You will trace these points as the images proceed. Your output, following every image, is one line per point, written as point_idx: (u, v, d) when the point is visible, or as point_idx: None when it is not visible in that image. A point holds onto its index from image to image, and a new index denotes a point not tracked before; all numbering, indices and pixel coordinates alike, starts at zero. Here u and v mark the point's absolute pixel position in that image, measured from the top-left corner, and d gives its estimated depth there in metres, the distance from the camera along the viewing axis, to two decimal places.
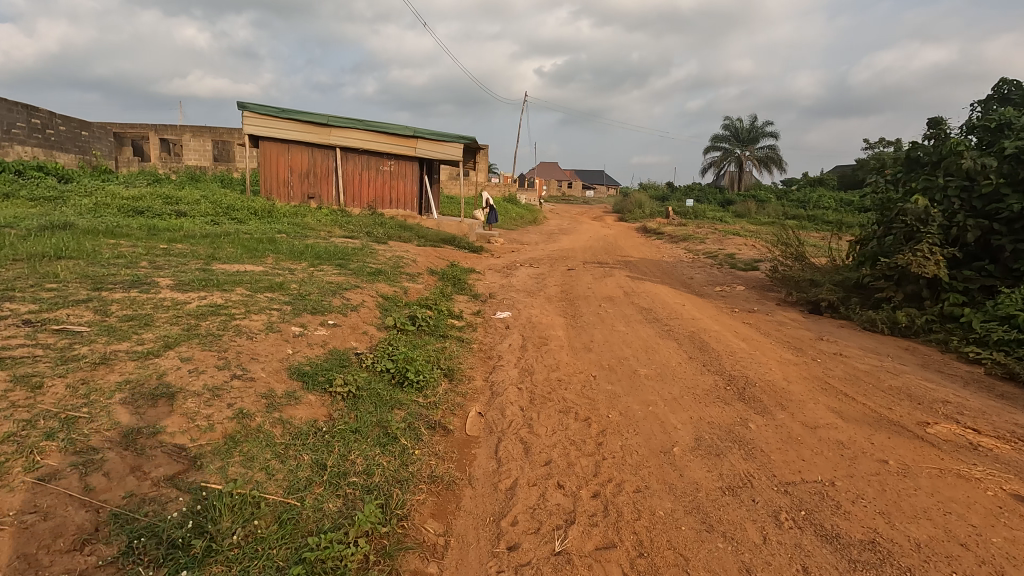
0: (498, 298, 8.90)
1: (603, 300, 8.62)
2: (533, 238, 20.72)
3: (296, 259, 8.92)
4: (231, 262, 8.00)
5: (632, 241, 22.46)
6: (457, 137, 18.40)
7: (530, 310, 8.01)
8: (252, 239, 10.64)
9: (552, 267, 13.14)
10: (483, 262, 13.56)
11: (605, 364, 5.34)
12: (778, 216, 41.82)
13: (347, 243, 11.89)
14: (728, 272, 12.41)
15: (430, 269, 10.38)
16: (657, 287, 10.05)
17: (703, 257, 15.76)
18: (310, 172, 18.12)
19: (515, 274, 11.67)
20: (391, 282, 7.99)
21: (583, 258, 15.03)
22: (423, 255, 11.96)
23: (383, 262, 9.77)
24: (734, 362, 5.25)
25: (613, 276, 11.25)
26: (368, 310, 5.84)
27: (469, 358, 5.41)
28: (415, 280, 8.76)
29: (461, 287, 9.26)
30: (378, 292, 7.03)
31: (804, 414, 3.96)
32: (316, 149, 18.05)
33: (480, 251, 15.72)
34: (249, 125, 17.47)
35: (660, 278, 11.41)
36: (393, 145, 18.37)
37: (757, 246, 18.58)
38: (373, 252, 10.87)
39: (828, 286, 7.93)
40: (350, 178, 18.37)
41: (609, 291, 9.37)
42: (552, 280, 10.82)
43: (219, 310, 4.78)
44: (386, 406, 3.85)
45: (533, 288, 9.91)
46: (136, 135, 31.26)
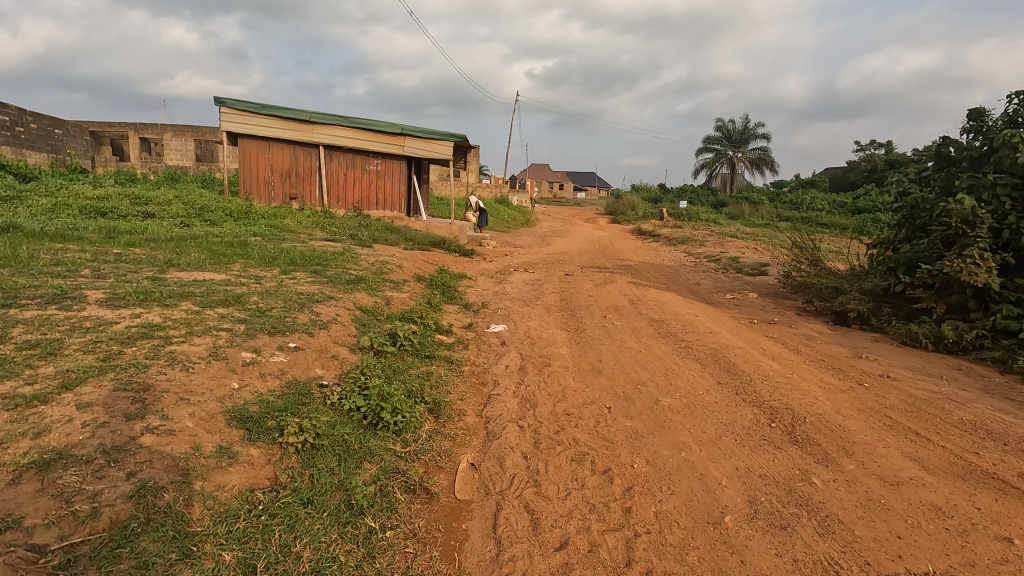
0: (491, 308, 8.08)
1: (608, 309, 7.82)
2: (527, 241, 19.96)
3: (268, 265, 8.04)
4: (191, 269, 7.10)
5: (628, 244, 21.68)
6: (446, 134, 17.57)
7: (528, 322, 7.20)
8: (223, 243, 9.73)
9: (549, 272, 12.33)
10: (474, 267, 12.74)
11: (619, 392, 4.53)
12: (772, 217, 41.46)
13: (328, 247, 11.01)
14: (735, 278, 11.66)
15: (418, 275, 9.54)
16: (664, 294, 9.27)
17: (705, 261, 15.03)
18: (292, 171, 17.21)
19: (509, 280, 10.85)
20: (372, 292, 7.12)
21: (581, 262, 14.30)
22: (410, 260, 11.11)
23: (366, 268, 8.94)
24: (770, 389, 4.46)
25: (615, 282, 10.48)
26: (341, 327, 4.99)
27: (460, 385, 4.58)
28: (400, 289, 7.91)
29: (450, 296, 8.42)
30: (356, 304, 6.18)
31: (877, 464, 3.18)
32: (298, 147, 17.14)
33: (471, 255, 14.91)
34: (226, 122, 16.52)
35: (665, 284, 10.62)
36: (380, 143, 17.49)
37: (759, 248, 17.89)
38: (356, 257, 10.00)
39: (856, 294, 7.19)
40: (335, 178, 17.47)
41: (613, 300, 8.56)
42: (550, 286, 10.03)
43: (152, 332, 3.90)
44: (353, 462, 3.01)
45: (530, 296, 9.10)
46: (115, 134, 30.11)
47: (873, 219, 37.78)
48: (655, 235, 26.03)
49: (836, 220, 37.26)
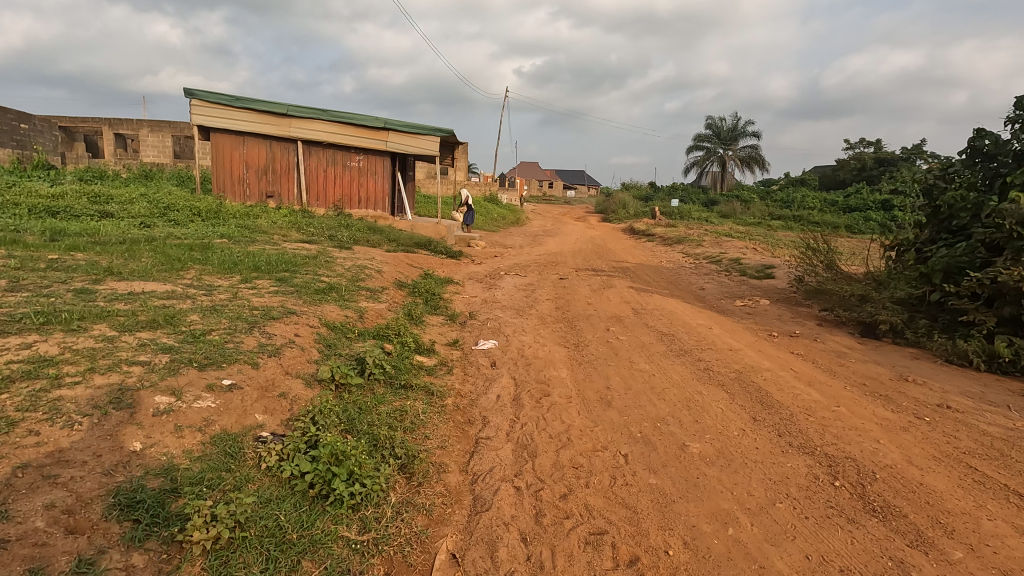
0: (480, 319, 7.22)
1: (611, 321, 7.01)
2: (517, 241, 19.17)
3: (227, 272, 7.11)
4: (135, 278, 6.17)
5: (621, 244, 20.97)
6: (432, 129, 16.62)
7: (521, 336, 6.35)
8: (183, 245, 8.77)
9: (542, 275, 11.49)
10: (462, 270, 11.88)
11: (636, 434, 3.71)
12: (764, 216, 41.04)
13: (302, 250, 10.08)
14: (742, 282, 10.89)
15: (399, 281, 8.67)
16: (670, 302, 8.48)
17: (705, 262, 14.27)
18: (268, 168, 16.24)
19: (500, 285, 9.99)
20: (343, 304, 6.23)
21: (575, 264, 13.54)
22: (391, 263, 10.23)
23: (341, 273, 8.06)
24: (819, 428, 3.67)
25: (614, 286, 9.70)
26: (297, 354, 4.10)
27: (442, 427, 3.72)
28: (377, 299, 7.02)
29: (434, 307, 7.55)
30: (321, 320, 5.30)
31: (993, 551, 2.40)
32: (275, 142, 16.17)
33: (459, 256, 14.04)
34: (197, 115, 15.52)
35: (669, 289, 9.81)
36: (362, 138, 16.52)
37: (758, 249, 17.18)
38: (331, 260, 9.10)
39: (886, 304, 6.46)
40: (314, 175, 16.50)
41: (615, 309, 7.75)
42: (544, 292, 9.23)
43: (39, 370, 3.00)
44: (286, 566, 2.17)
45: (522, 304, 8.26)
46: (89, 130, 28.77)
47: (864, 218, 37.46)
48: (648, 234, 25.30)
49: (828, 219, 36.88)
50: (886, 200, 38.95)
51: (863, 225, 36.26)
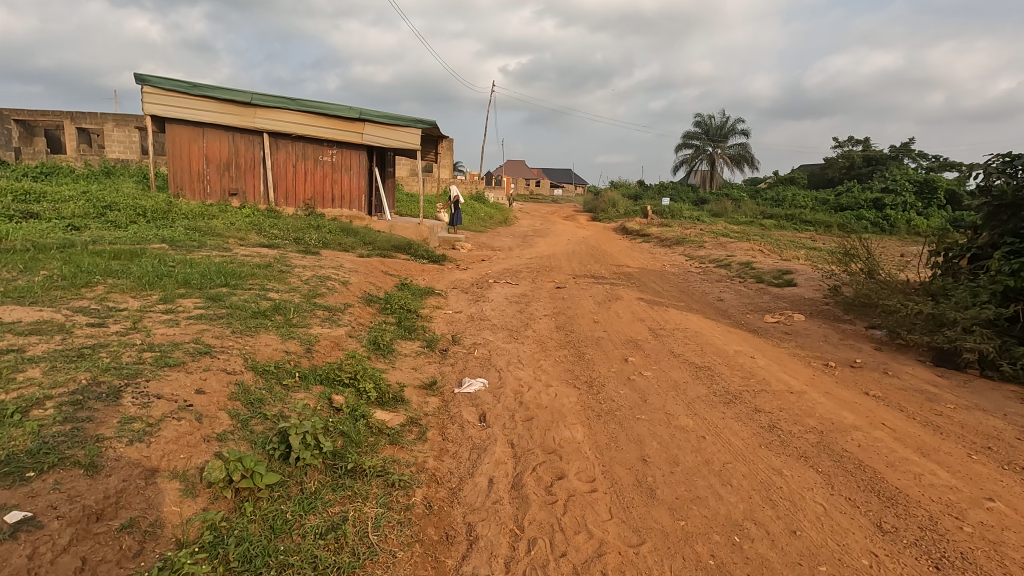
0: (466, 346, 5.83)
1: (628, 347, 5.66)
2: (506, 243, 17.80)
3: (146, 289, 5.63)
4: (10, 300, 4.69)
5: (616, 245, 19.72)
6: (413, 120, 15.11)
7: (517, 370, 4.99)
8: (108, 252, 7.27)
9: (536, 284, 10.12)
10: (445, 278, 10.46)
11: (709, 563, 2.38)
12: (756, 215, 40.10)
13: (257, 256, 8.62)
14: (763, 292, 9.62)
15: (368, 296, 7.24)
16: (692, 318, 7.16)
17: (713, 267, 13.01)
18: (231, 163, 14.70)
19: (489, 297, 8.60)
20: (287, 332, 4.80)
21: (571, 269, 12.21)
22: (362, 272, 8.79)
23: (295, 287, 6.63)
24: (989, 552, 2.37)
25: (621, 298, 8.38)
26: (184, 434, 2.68)
27: (404, 559, 2.35)
28: (334, 322, 5.58)
29: (408, 329, 6.13)
30: (248, 363, 3.86)
31: None
32: (239, 135, 14.62)
33: (441, 261, 12.63)
34: (150, 104, 13.94)
35: (685, 301, 8.50)
36: (336, 129, 14.95)
37: (764, 252, 16.02)
38: (289, 269, 7.64)
39: (970, 328, 5.22)
40: (282, 171, 14.95)
41: (629, 330, 6.40)
42: (540, 307, 7.88)
43: None
44: None
45: (516, 323, 6.89)
46: (49, 125, 26.72)
47: (856, 217, 36.72)
48: (642, 235, 24.08)
49: (821, 218, 36.05)
50: (878, 198, 38.25)
51: (856, 223, 35.50)
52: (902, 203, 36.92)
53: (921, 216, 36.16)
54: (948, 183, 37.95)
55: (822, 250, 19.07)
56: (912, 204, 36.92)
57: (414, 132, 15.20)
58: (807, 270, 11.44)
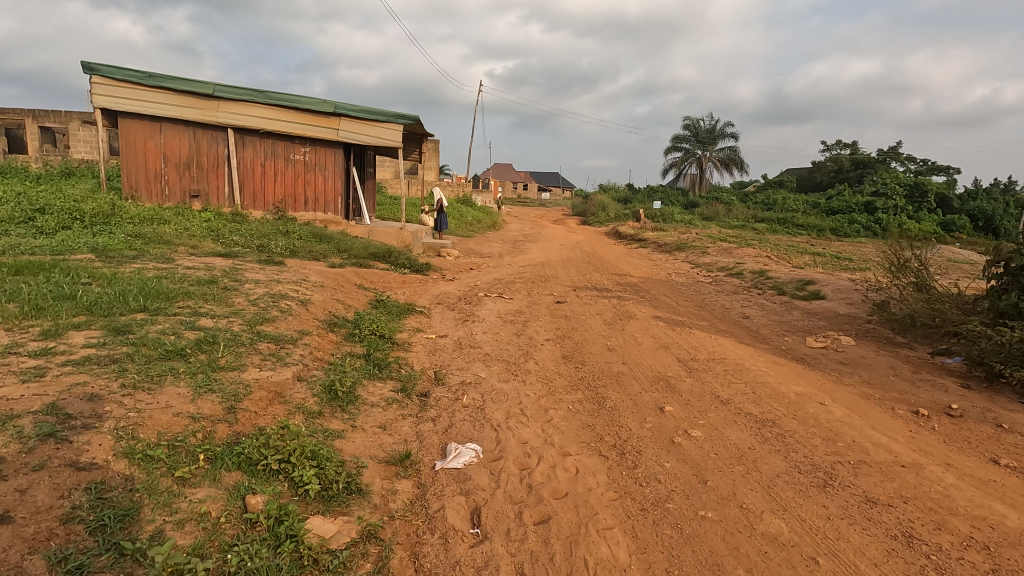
0: (453, 389, 4.54)
1: (660, 391, 4.42)
2: (495, 249, 16.55)
3: (31, 317, 4.29)
4: None
5: (611, 251, 18.53)
6: (394, 115, 13.78)
7: (521, 429, 3.73)
8: (10, 265, 5.89)
9: (532, 298, 8.87)
10: (428, 291, 9.15)
11: None
12: (747, 218, 39.27)
13: (204, 267, 7.26)
14: (790, 307, 8.45)
15: (332, 319, 5.92)
16: (725, 343, 5.94)
17: (723, 276, 11.86)
18: (192, 161, 13.28)
19: (479, 316, 7.31)
20: (205, 382, 3.48)
21: (569, 279, 10.98)
22: (330, 286, 7.46)
23: (239, 310, 5.31)
24: None
25: (635, 316, 7.16)
26: None
27: None
28: (279, 362, 4.25)
29: (378, 365, 4.83)
30: (120, 446, 2.54)
31: None
32: (200, 131, 13.22)
33: (424, 270, 11.27)
34: (99, 96, 12.51)
35: (708, 320, 7.29)
36: (309, 125, 13.58)
37: (771, 258, 14.95)
38: (238, 285, 6.31)
39: None
40: (249, 170, 13.57)
41: (655, 362, 5.16)
42: (539, 330, 6.62)
43: None
44: None
45: (513, 353, 5.61)
46: (10, 123, 24.93)
47: (847, 219, 36.08)
48: (636, 240, 22.96)
49: (812, 222, 35.39)
50: (868, 201, 37.75)
51: (849, 227, 34.83)
52: (892, 207, 36.43)
53: (913, 220, 35.70)
54: (938, 187, 37.56)
55: (828, 257, 18.06)
56: (902, 208, 36.52)
57: (396, 128, 13.84)
58: (830, 281, 10.33)
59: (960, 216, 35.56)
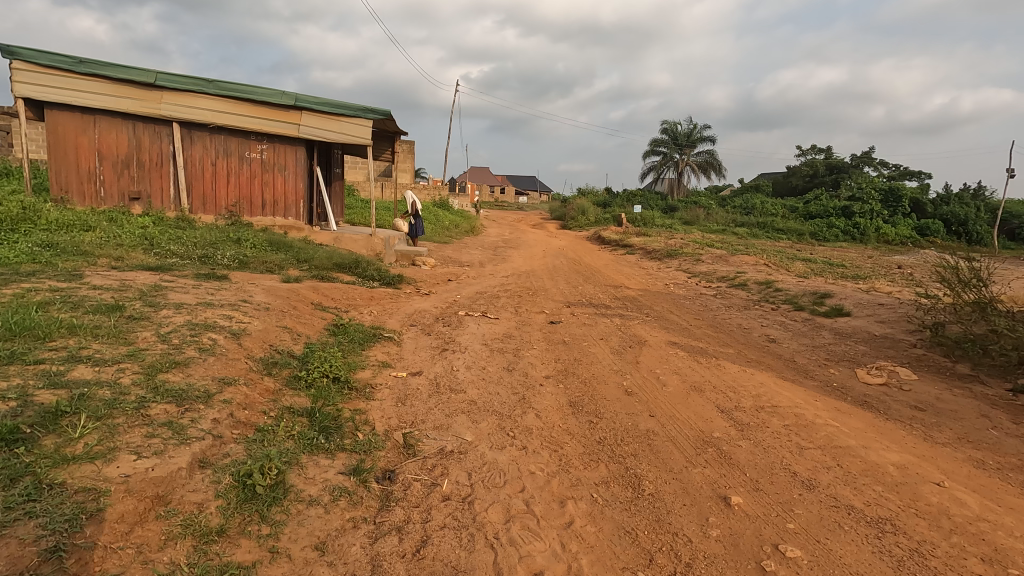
0: (428, 466, 3.27)
1: (713, 465, 3.23)
2: (475, 257, 15.31)
3: None
4: None
5: (597, 259, 17.43)
6: (362, 109, 12.42)
7: (531, 547, 2.51)
8: None
9: (521, 317, 7.65)
10: (400, 310, 7.85)
11: None
12: (727, 222, 38.78)
13: (118, 286, 5.83)
14: (816, 327, 7.40)
15: (273, 357, 4.58)
16: (767, 382, 4.81)
17: (726, 287, 10.83)
18: (132, 159, 11.71)
19: (461, 344, 6.06)
20: (25, 495, 2.16)
21: (559, 292, 9.80)
22: (277, 308, 6.10)
23: (137, 350, 3.94)
24: None
25: (647, 343, 6.00)
26: None
27: None
28: (175, 438, 2.93)
29: (324, 428, 3.53)
30: None
31: None
32: (141, 125, 11.66)
33: (395, 283, 9.94)
34: (20, 84, 10.87)
35: (732, 346, 6.16)
36: (266, 120, 12.14)
37: (768, 267, 14.02)
38: (153, 311, 4.93)
39: None
40: (197, 170, 12.06)
41: (692, 414, 3.98)
42: (534, 364, 5.40)
43: None
44: None
45: (505, 401, 4.37)
46: None
47: (825, 224, 35.75)
48: (621, 246, 21.98)
49: (792, 227, 35.08)
50: (845, 206, 37.60)
51: (827, 231, 34.50)
52: (869, 212, 36.31)
53: (889, 224, 35.66)
54: (913, 192, 37.67)
55: (821, 265, 17.26)
56: (878, 213, 36.48)
57: (364, 124, 12.48)
58: (846, 295, 9.36)
59: (934, 220, 35.65)
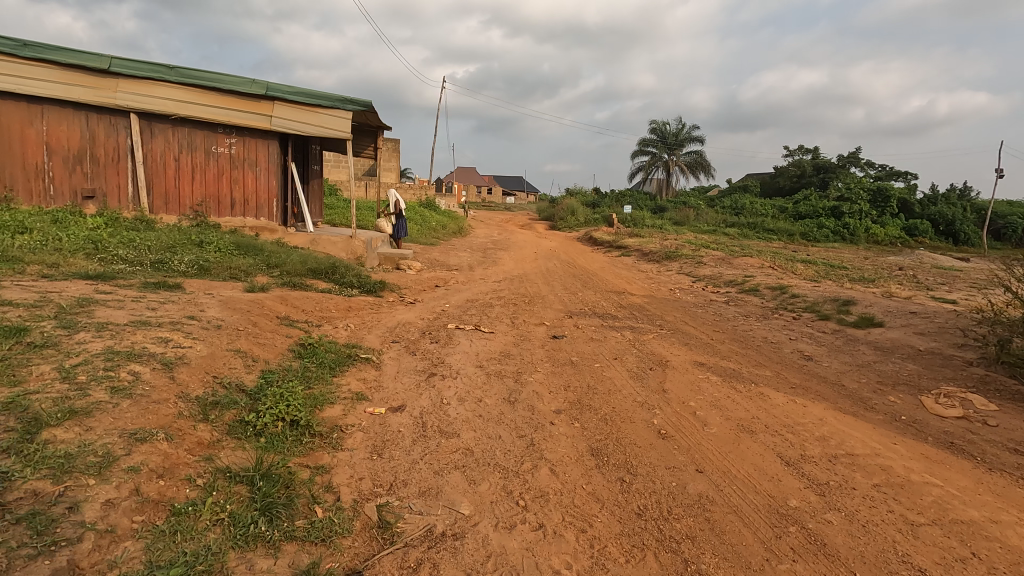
0: (410, 564, 2.36)
1: (804, 559, 2.36)
2: (464, 260, 14.36)
3: None
4: None
5: (591, 261, 16.55)
6: (341, 99, 11.42)
7: None
8: None
9: (518, 331, 6.73)
10: (381, 323, 6.89)
11: None
12: (718, 222, 38.22)
13: (34, 301, 4.80)
14: (850, 341, 6.58)
15: (214, 396, 3.60)
16: (826, 416, 3.95)
17: (736, 293, 10.01)
18: (84, 153, 10.53)
19: (451, 368, 5.12)
20: None
21: (557, 299, 8.89)
22: (232, 326, 5.11)
23: (17, 395, 2.94)
24: None
25: (670, 365, 5.11)
26: None
27: None
28: (34, 548, 1.98)
29: (269, 505, 2.59)
30: None
31: None
32: (94, 116, 10.51)
33: (377, 290, 8.96)
34: None
35: (767, 366, 5.31)
36: (234, 111, 11.11)
37: (773, 270, 13.25)
38: (64, 335, 3.91)
39: None
40: (159, 166, 10.96)
41: (752, 470, 3.10)
42: (539, 394, 4.48)
43: None
44: None
45: (510, 450, 3.46)
46: None
47: (815, 223, 35.28)
48: (614, 248, 21.20)
49: (783, 227, 34.59)
50: (835, 206, 37.23)
51: (817, 231, 34.04)
52: (858, 211, 35.93)
53: (878, 224, 35.31)
54: (900, 192, 37.42)
55: (822, 267, 16.55)
56: (867, 213, 36.14)
57: (343, 116, 11.50)
58: (870, 303, 8.57)
59: (922, 221, 35.40)
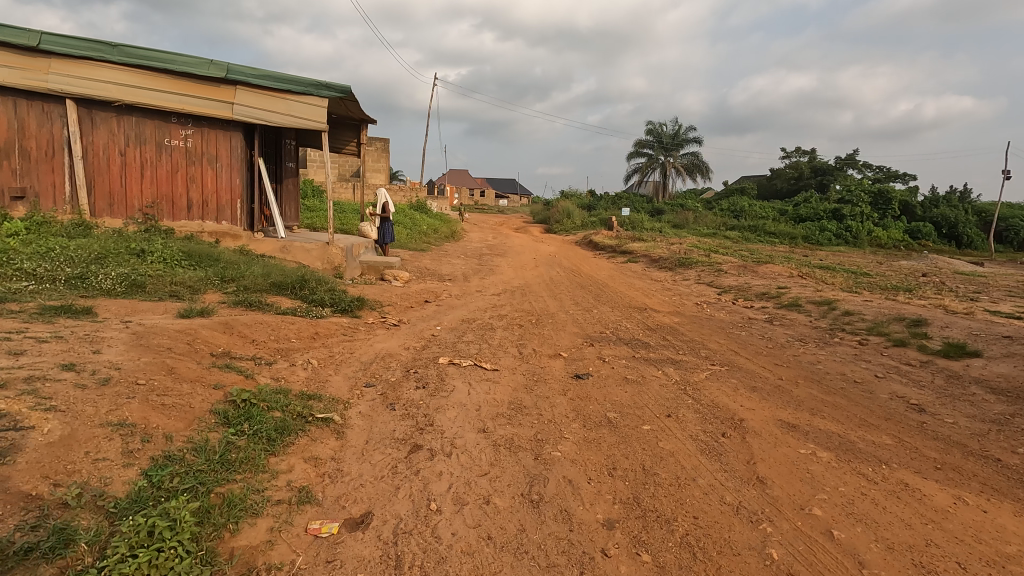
0: None
1: None
2: (458, 268, 12.86)
3: None
4: None
5: (597, 269, 15.06)
6: (315, 85, 9.89)
7: None
8: None
9: (529, 367, 5.23)
10: (354, 357, 5.38)
11: None
12: (718, 225, 36.98)
13: None
14: (952, 379, 5.15)
15: (30, 533, 2.08)
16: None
17: (776, 309, 8.57)
18: (12, 146, 8.94)
19: (444, 435, 3.62)
20: None
21: (570, 319, 7.40)
22: (130, 378, 3.56)
23: None
24: None
25: (751, 430, 3.63)
26: None
27: None
28: None
29: None
30: None
31: None
32: (24, 103, 8.93)
33: (354, 310, 7.44)
34: None
35: (880, 427, 3.86)
36: (190, 97, 9.56)
37: (803, 280, 11.82)
38: None
39: None
40: (102, 163, 9.40)
41: None
42: (575, 487, 2.98)
43: None
44: None
45: None
46: None
47: (818, 225, 34.15)
48: (617, 253, 19.77)
49: (784, 230, 33.36)
50: (836, 209, 36.06)
51: (819, 235, 32.82)
52: (860, 214, 34.76)
53: (879, 227, 34.13)
54: (902, 194, 36.24)
55: (847, 275, 15.15)
56: (868, 215, 34.98)
57: (318, 104, 9.98)
58: (944, 323, 7.12)
59: (925, 224, 34.25)
